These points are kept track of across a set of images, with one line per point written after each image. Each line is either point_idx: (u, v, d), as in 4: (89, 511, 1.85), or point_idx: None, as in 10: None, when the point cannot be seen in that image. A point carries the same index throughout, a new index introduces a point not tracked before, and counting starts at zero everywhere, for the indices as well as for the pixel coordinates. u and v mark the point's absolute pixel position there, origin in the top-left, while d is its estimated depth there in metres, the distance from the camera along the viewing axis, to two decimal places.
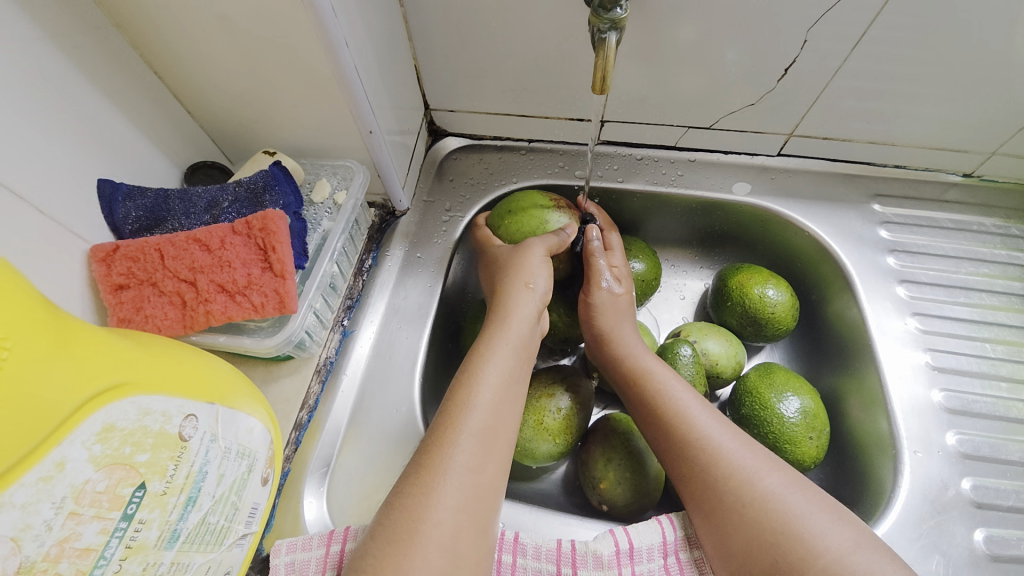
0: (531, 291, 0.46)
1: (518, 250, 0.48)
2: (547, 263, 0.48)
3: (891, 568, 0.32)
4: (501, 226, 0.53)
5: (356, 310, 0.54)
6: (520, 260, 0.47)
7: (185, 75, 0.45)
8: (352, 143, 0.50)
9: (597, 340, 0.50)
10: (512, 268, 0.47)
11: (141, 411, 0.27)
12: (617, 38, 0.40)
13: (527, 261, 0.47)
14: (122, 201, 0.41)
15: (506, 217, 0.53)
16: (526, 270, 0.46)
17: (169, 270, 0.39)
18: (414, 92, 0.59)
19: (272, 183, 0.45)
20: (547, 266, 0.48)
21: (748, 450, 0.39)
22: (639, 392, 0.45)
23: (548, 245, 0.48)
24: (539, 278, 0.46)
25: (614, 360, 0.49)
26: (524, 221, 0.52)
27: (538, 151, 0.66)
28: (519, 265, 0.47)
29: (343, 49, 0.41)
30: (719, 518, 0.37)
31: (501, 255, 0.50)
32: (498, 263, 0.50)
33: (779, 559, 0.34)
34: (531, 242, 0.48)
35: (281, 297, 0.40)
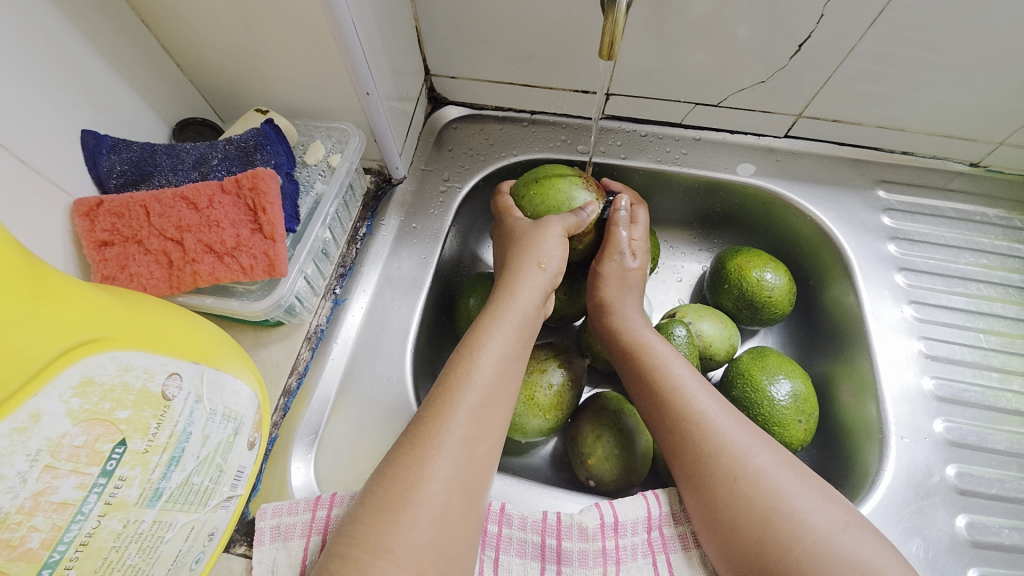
0: (543, 272, 0.45)
1: (533, 229, 0.47)
2: (564, 242, 0.46)
3: (878, 549, 0.33)
4: (523, 197, 0.51)
5: (348, 279, 0.53)
6: (538, 239, 0.46)
7: (172, 24, 0.43)
8: (347, 105, 0.48)
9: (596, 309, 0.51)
10: (525, 247, 0.46)
11: (122, 367, 0.27)
12: (628, 1, 0.38)
13: (542, 241, 0.45)
14: (107, 154, 0.40)
15: (526, 190, 0.51)
16: (542, 250, 0.45)
17: (154, 228, 0.38)
18: (414, 56, 0.56)
19: (263, 142, 0.43)
20: (563, 247, 0.46)
21: (742, 428, 0.39)
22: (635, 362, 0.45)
23: (567, 224, 0.47)
24: (553, 258, 0.45)
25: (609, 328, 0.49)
26: (547, 196, 0.50)
27: (540, 123, 0.64)
28: (535, 243, 0.45)
29: (339, 2, 0.39)
30: (709, 493, 0.37)
31: (514, 232, 0.49)
32: (513, 236, 0.48)
33: (766, 536, 0.34)
34: (548, 219, 0.47)
35: (271, 260, 0.39)
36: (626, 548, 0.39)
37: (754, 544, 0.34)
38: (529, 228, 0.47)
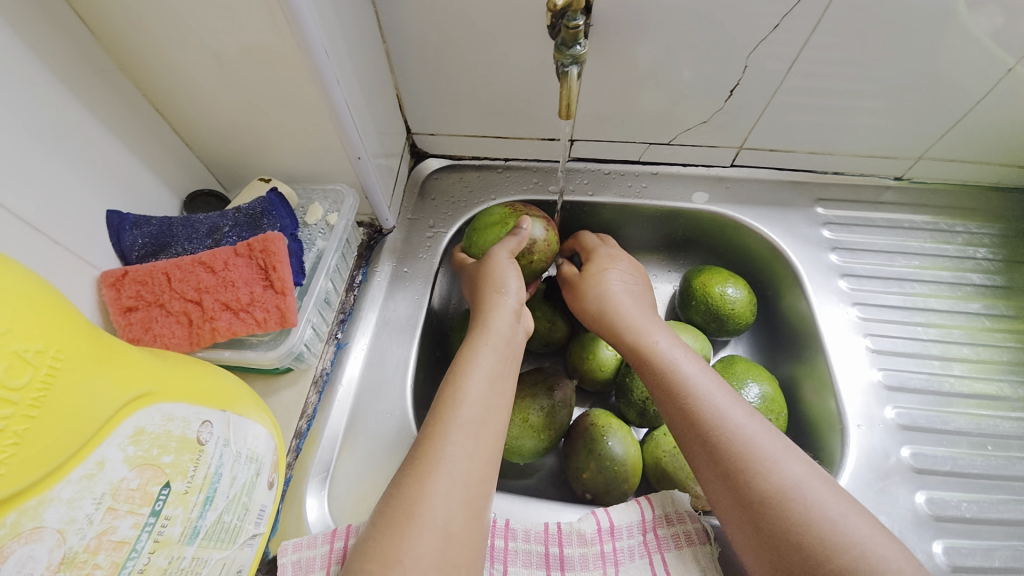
0: (504, 295, 0.51)
1: (485, 261, 0.53)
2: (513, 265, 0.52)
3: (871, 529, 0.36)
4: (470, 246, 0.59)
5: (348, 324, 0.57)
6: (490, 270, 0.52)
7: (183, 110, 0.48)
8: (341, 168, 0.54)
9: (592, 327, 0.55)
10: (485, 278, 0.52)
11: (165, 418, 0.30)
12: (578, 71, 0.45)
13: (495, 269, 0.52)
14: (130, 229, 0.44)
15: (471, 238, 0.59)
16: (497, 278, 0.51)
17: (175, 292, 0.42)
18: (396, 118, 0.63)
19: (269, 208, 0.48)
20: (515, 268, 0.52)
21: (765, 434, 0.42)
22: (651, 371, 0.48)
23: (509, 249, 0.53)
24: (509, 281, 0.51)
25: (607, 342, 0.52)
26: (488, 234, 0.57)
27: (514, 168, 0.71)
28: (490, 274, 0.52)
29: (334, 86, 0.45)
30: (727, 477, 0.41)
31: (474, 267, 0.55)
32: (473, 277, 0.55)
33: (779, 512, 0.38)
34: (493, 250, 0.53)
35: (282, 312, 0.44)
36: (623, 550, 0.43)
37: (768, 519, 0.38)
38: (482, 261, 0.54)
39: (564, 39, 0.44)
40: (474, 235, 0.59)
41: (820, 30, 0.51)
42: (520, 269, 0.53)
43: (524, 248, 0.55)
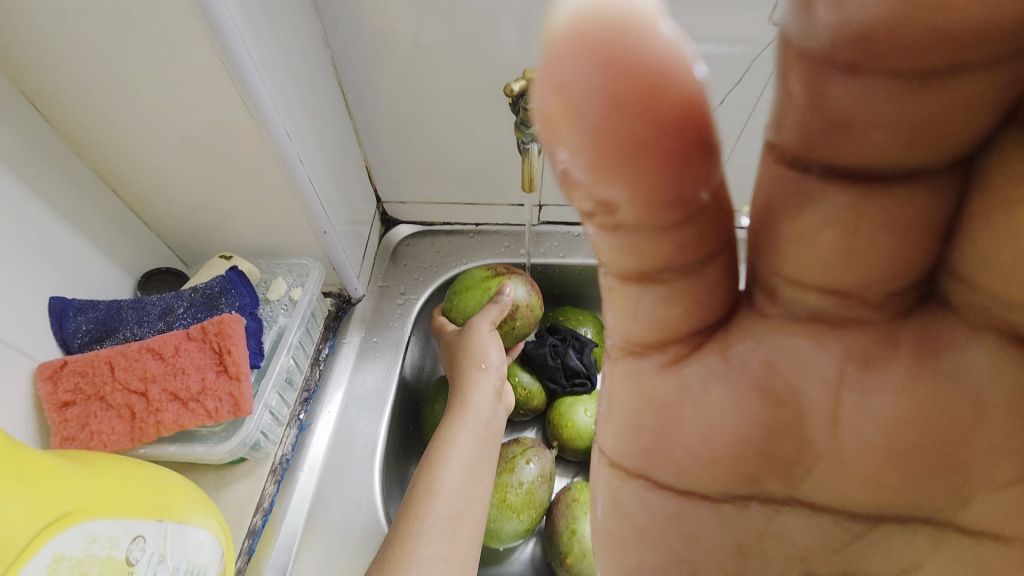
0: (484, 370, 0.49)
1: (467, 332, 0.52)
2: (493, 338, 0.51)
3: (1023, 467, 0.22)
4: (451, 308, 0.57)
5: (312, 402, 0.54)
6: (469, 343, 0.50)
7: (142, 190, 0.48)
8: (306, 242, 0.53)
9: (915, 410, 0.22)
10: (465, 351, 0.50)
11: (88, 539, 0.27)
12: (537, 147, 0.47)
13: (475, 343, 0.50)
14: (73, 315, 0.42)
15: (452, 300, 0.57)
16: (477, 352, 0.50)
17: (119, 382, 0.39)
18: (365, 187, 0.64)
19: (228, 287, 0.46)
20: (495, 342, 0.51)
21: None
22: (812, 460, 0.24)
23: (490, 319, 0.52)
24: (490, 357, 0.50)
25: (871, 125, 0.17)
26: (469, 298, 0.55)
27: (484, 232, 0.71)
28: (469, 348, 0.50)
29: (297, 166, 0.46)
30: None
31: (454, 338, 0.54)
32: (451, 348, 0.54)
33: None
34: (474, 320, 0.52)
35: (236, 400, 0.41)
36: None
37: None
38: (464, 332, 0.52)
39: (523, 120, 0.45)
40: (455, 301, 0.57)
41: None
42: (500, 341, 0.52)
43: (506, 315, 0.53)
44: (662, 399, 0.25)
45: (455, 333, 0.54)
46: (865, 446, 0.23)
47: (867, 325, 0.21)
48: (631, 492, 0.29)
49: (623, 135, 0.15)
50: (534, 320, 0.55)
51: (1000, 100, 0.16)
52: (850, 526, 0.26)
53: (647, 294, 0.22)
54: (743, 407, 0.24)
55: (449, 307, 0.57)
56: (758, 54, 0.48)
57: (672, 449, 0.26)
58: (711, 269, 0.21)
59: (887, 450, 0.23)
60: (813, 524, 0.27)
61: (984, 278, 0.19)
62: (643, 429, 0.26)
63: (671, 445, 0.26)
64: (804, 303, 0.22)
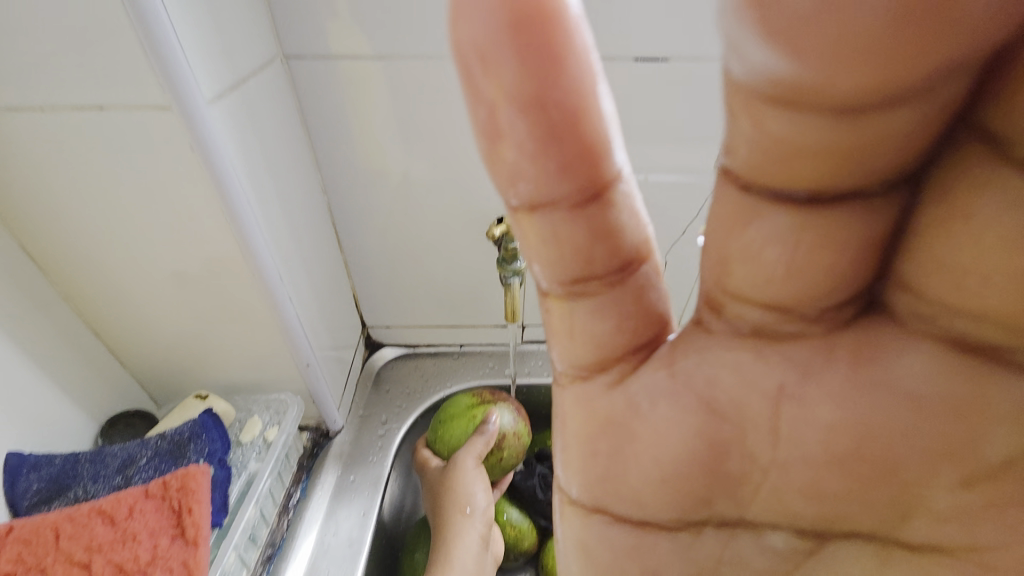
0: (470, 516, 0.48)
1: (450, 470, 0.50)
2: (480, 476, 0.50)
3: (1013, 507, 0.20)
4: (435, 441, 0.54)
5: (276, 561, 0.48)
6: (455, 484, 0.48)
7: (125, 331, 0.47)
8: (288, 377, 0.52)
9: (864, 424, 0.21)
10: (450, 493, 0.48)
11: None
12: (519, 281, 0.50)
13: (461, 485, 0.48)
14: (26, 473, 0.38)
15: (436, 433, 0.54)
16: (462, 496, 0.48)
17: (61, 553, 0.34)
18: (351, 314, 0.65)
19: (198, 432, 0.44)
20: (481, 481, 0.50)
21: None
22: (758, 478, 0.23)
23: (476, 454, 0.50)
24: (476, 500, 0.48)
25: (796, 149, 0.18)
26: (453, 430, 0.53)
27: (469, 353, 0.72)
28: (455, 490, 0.48)
29: (287, 306, 0.47)
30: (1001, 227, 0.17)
31: (438, 476, 0.51)
32: (434, 485, 0.51)
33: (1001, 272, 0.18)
34: (459, 456, 0.50)
35: (191, 569, 0.36)
36: None
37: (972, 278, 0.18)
38: (448, 468, 0.50)
39: (505, 257, 0.49)
40: (440, 432, 0.54)
41: None
42: (487, 478, 0.51)
43: (493, 447, 0.51)
44: (609, 416, 0.25)
45: (439, 470, 0.52)
46: (817, 459, 0.22)
47: (807, 339, 0.22)
48: (582, 524, 0.28)
49: (545, 122, 0.20)
50: (523, 448, 0.54)
51: (929, 122, 0.17)
52: (802, 543, 0.25)
53: (579, 305, 0.24)
54: (686, 420, 0.23)
55: (434, 438, 0.55)
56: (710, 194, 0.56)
57: (624, 476, 0.25)
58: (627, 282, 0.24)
59: (836, 457, 0.22)
60: (773, 554, 0.25)
61: (935, 291, 0.19)
62: (595, 455, 0.26)
63: (623, 471, 0.25)
64: (746, 318, 0.22)
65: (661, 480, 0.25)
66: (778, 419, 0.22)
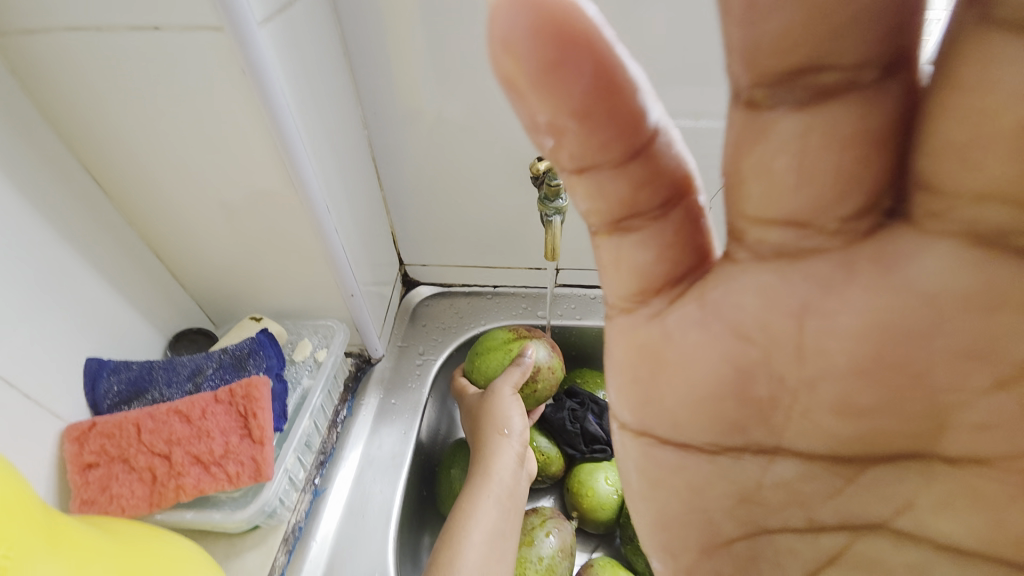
0: (507, 437, 0.50)
1: (488, 397, 0.52)
2: (517, 403, 0.52)
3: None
4: (472, 371, 0.57)
5: (328, 466, 0.53)
6: (492, 408, 0.51)
7: (183, 255, 0.50)
8: (333, 305, 0.55)
9: (885, 325, 0.21)
10: (488, 418, 0.51)
11: None
12: (561, 220, 0.50)
13: (498, 409, 0.51)
14: (107, 375, 0.43)
15: (473, 363, 0.57)
16: (500, 419, 0.50)
17: (143, 444, 0.40)
18: (389, 251, 0.67)
19: (257, 349, 0.47)
20: (518, 407, 0.52)
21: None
22: (787, 405, 0.24)
23: (513, 383, 0.52)
24: (513, 423, 0.51)
25: (791, 41, 0.18)
26: (490, 360, 0.55)
27: (502, 294, 0.73)
28: (493, 414, 0.51)
29: (333, 236, 0.48)
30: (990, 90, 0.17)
31: (476, 402, 0.54)
32: (473, 410, 0.54)
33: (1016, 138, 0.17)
34: (496, 384, 0.52)
35: (258, 465, 0.41)
36: None
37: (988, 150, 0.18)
38: (486, 397, 0.52)
39: (547, 195, 0.49)
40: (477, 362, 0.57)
41: None
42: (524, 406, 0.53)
43: (528, 378, 0.53)
44: (653, 351, 0.25)
45: (477, 397, 0.54)
46: (843, 371, 0.22)
47: (830, 251, 0.21)
48: (639, 448, 0.28)
49: (573, 90, 0.19)
50: (556, 382, 0.56)
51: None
52: (838, 471, 0.25)
53: (622, 242, 0.24)
54: (720, 348, 0.23)
55: (470, 368, 0.57)
56: None
57: (663, 404, 0.26)
58: (669, 219, 0.24)
59: (862, 368, 0.22)
60: (806, 472, 0.25)
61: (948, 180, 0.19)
62: (638, 382, 0.26)
63: (659, 399, 0.26)
64: (769, 241, 0.22)
65: (696, 403, 0.25)
66: (822, 345, 0.22)
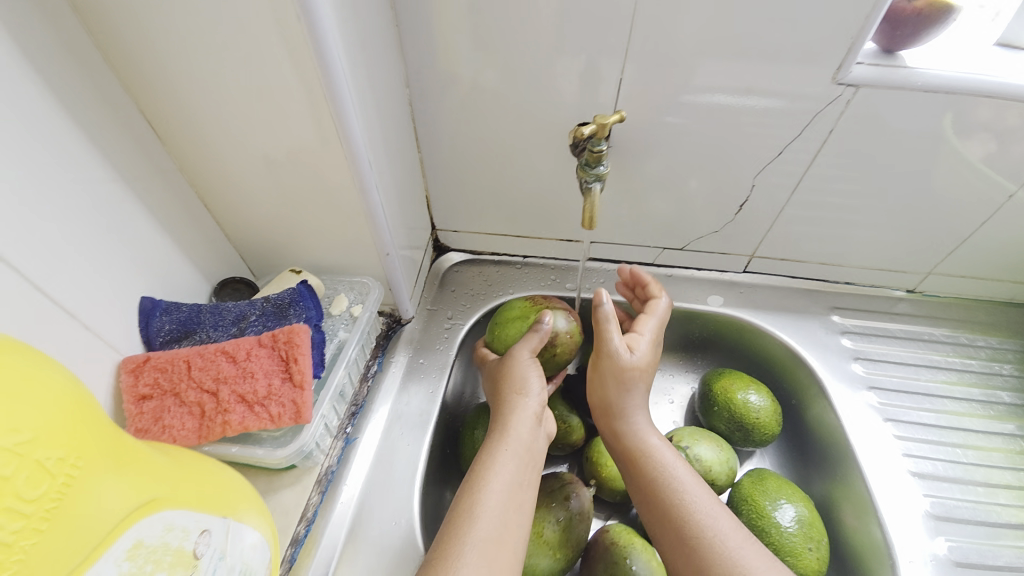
0: (524, 396, 0.50)
1: (506, 360, 0.53)
2: (535, 364, 0.52)
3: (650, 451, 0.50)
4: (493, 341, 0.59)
5: (359, 417, 0.55)
6: (511, 369, 0.52)
7: (228, 205, 0.52)
8: (369, 262, 0.56)
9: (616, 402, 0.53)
10: (506, 378, 0.52)
11: (166, 527, 0.28)
12: (601, 186, 0.50)
13: (516, 369, 0.51)
14: (159, 315, 0.45)
15: (494, 332, 0.59)
16: (517, 378, 0.51)
17: (193, 380, 0.42)
18: (423, 215, 0.67)
19: (297, 299, 0.49)
20: (536, 369, 0.52)
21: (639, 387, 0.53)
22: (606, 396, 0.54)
23: (530, 347, 0.53)
24: (530, 382, 0.51)
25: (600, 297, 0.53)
26: (510, 329, 0.56)
27: (532, 265, 0.73)
28: (511, 374, 0.51)
29: (373, 193, 0.49)
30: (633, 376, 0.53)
31: (496, 367, 0.55)
32: (493, 374, 0.55)
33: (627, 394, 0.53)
34: (515, 347, 0.53)
35: (297, 407, 0.43)
36: None
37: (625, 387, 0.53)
38: (504, 360, 0.53)
39: (587, 160, 0.48)
40: (498, 330, 0.58)
41: (820, 157, 0.56)
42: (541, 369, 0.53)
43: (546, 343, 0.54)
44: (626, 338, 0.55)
45: (496, 362, 0.56)
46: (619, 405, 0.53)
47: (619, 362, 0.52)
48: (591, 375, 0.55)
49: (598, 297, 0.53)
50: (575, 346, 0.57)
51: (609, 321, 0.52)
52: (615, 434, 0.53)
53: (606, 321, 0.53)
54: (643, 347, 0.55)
55: (492, 336, 0.59)
56: (820, 110, 0.52)
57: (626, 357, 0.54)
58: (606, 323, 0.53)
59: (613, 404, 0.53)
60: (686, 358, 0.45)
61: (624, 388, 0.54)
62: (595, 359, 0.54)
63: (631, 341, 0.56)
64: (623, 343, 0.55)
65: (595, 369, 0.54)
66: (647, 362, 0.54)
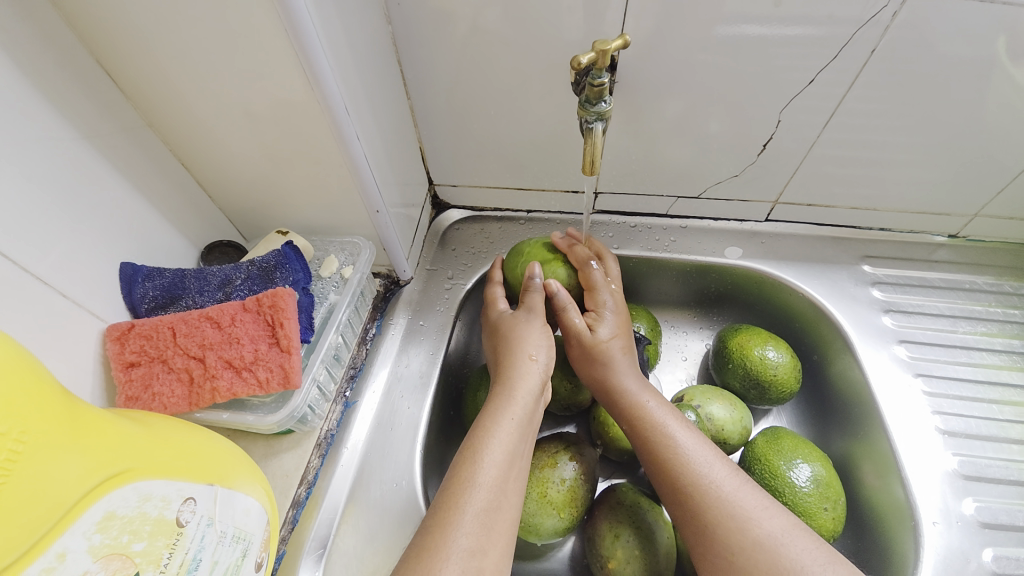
0: (535, 362, 0.49)
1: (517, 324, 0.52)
2: (548, 334, 0.51)
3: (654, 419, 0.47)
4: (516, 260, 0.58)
5: (358, 380, 0.55)
6: (524, 334, 0.51)
7: (206, 164, 0.49)
8: (359, 221, 0.53)
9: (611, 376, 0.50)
10: (518, 343, 0.50)
11: (141, 498, 0.28)
12: (603, 126, 0.45)
13: (530, 335, 0.50)
14: (141, 282, 0.44)
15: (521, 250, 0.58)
16: (529, 343, 0.50)
17: (179, 347, 0.41)
18: (419, 170, 0.63)
19: (283, 262, 0.47)
20: (549, 339, 0.51)
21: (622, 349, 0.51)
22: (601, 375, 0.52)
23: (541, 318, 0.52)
24: (541, 351, 0.50)
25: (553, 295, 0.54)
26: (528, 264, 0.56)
27: (536, 220, 0.69)
28: (523, 338, 0.50)
29: (354, 143, 0.45)
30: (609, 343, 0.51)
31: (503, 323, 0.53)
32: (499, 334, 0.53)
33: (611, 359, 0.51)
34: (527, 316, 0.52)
35: (286, 372, 0.42)
36: None
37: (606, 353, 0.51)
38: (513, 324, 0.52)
39: (588, 97, 0.43)
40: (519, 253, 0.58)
41: (858, 86, 0.49)
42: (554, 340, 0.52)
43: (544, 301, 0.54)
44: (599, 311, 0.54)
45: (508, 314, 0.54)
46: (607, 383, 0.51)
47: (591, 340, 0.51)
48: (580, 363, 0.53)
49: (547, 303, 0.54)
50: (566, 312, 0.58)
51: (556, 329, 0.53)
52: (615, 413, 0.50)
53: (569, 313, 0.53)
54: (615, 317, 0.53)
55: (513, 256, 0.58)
56: (850, 36, 0.45)
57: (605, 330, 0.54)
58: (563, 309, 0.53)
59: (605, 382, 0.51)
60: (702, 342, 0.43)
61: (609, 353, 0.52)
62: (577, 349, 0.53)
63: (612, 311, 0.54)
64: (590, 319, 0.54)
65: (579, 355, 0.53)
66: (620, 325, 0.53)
